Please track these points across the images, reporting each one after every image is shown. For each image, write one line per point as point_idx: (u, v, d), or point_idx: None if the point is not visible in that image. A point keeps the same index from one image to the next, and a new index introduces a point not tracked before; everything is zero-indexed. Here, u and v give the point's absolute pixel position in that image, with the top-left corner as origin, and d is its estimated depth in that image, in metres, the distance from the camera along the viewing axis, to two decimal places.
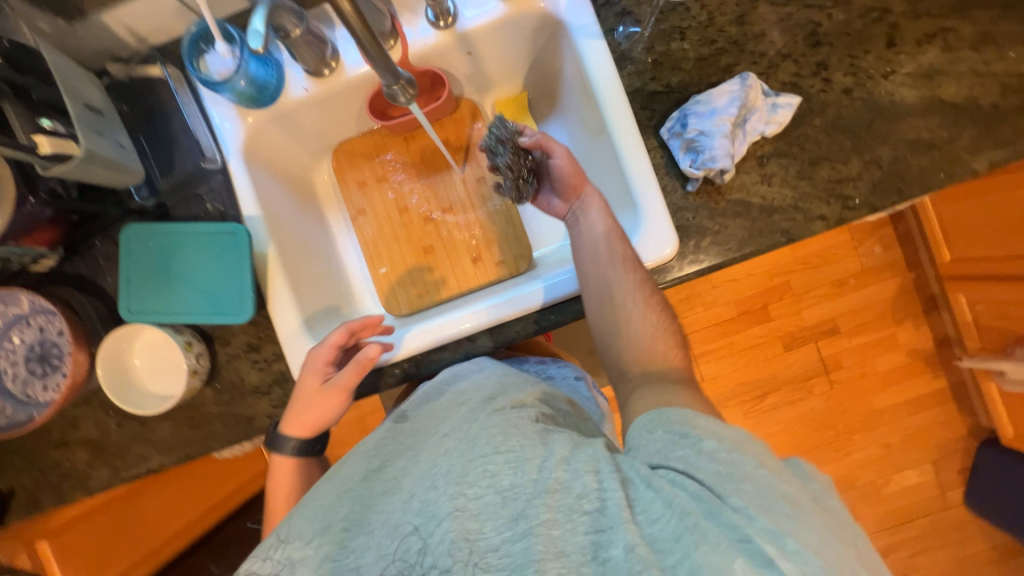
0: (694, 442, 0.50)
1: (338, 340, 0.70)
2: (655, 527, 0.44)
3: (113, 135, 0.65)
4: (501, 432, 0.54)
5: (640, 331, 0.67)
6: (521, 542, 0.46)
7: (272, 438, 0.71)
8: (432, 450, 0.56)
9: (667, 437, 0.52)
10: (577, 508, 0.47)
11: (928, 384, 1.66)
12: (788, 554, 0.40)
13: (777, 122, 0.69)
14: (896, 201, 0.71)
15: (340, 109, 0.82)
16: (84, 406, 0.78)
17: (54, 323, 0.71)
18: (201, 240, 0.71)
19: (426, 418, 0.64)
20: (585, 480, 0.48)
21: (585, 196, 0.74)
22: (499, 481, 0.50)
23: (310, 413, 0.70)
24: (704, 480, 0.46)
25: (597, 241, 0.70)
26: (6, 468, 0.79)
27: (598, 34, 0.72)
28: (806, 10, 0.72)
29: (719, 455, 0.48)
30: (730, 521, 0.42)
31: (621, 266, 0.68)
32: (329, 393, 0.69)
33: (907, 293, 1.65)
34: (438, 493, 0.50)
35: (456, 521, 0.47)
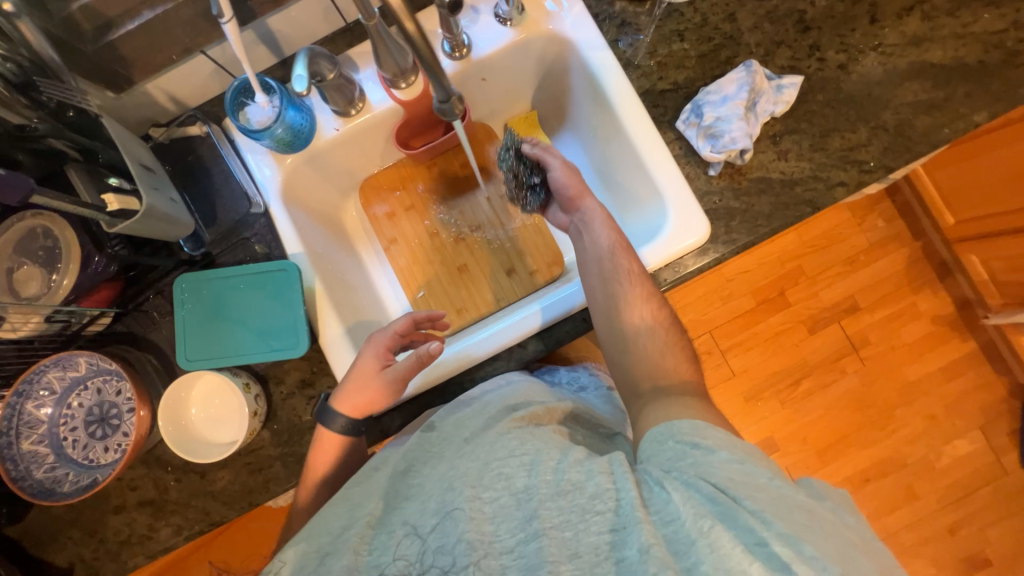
0: (708, 452, 0.49)
1: (400, 327, 0.71)
2: (670, 529, 0.45)
3: (165, 190, 0.67)
4: (518, 439, 0.54)
5: (649, 342, 0.67)
6: (534, 542, 0.47)
7: (322, 408, 0.70)
8: (450, 462, 0.56)
9: (684, 440, 0.51)
10: (590, 508, 0.47)
11: (959, 348, 1.66)
12: (806, 562, 0.41)
13: (785, 101, 0.74)
14: (908, 159, 0.75)
15: (366, 146, 0.87)
16: (142, 466, 0.77)
17: (113, 383, 0.73)
18: (252, 281, 0.73)
19: (451, 427, 0.65)
20: (599, 481, 0.48)
21: (585, 208, 0.75)
22: (513, 484, 0.50)
23: (364, 395, 0.69)
24: (719, 481, 0.46)
25: (603, 254, 0.71)
26: (64, 542, 0.77)
27: (603, 46, 0.77)
28: (790, 1, 0.78)
29: (734, 462, 0.48)
30: (744, 524, 0.43)
31: (626, 278, 0.69)
32: (387, 380, 0.68)
33: (918, 260, 1.68)
34: (454, 493, 0.50)
35: (472, 531, 0.48)
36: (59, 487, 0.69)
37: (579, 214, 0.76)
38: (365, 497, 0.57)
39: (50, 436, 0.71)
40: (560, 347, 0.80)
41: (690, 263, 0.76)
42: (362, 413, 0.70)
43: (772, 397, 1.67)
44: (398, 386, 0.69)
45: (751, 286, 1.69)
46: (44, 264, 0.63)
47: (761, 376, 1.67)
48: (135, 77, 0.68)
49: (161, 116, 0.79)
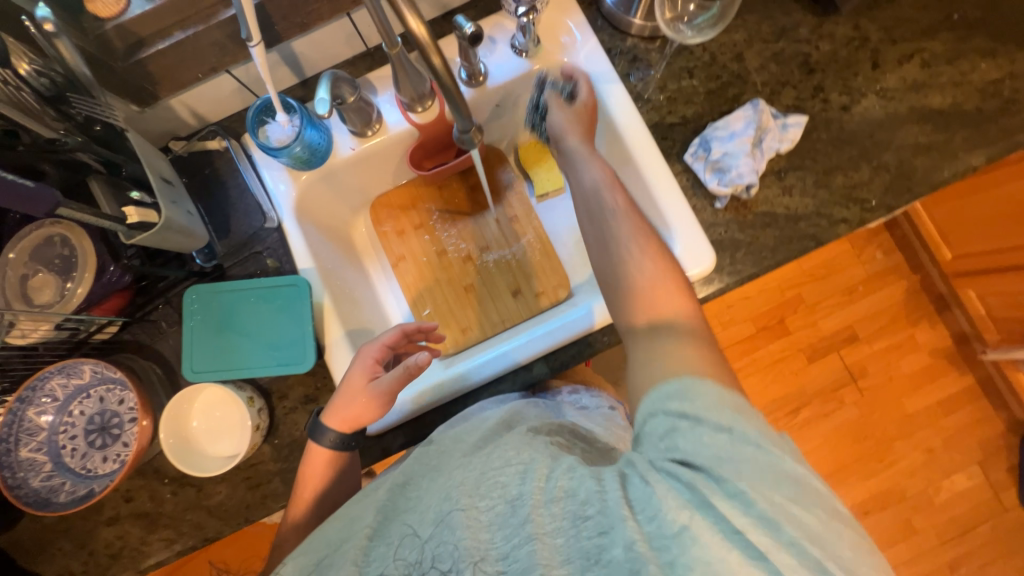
0: (698, 426, 0.46)
1: (389, 339, 0.70)
2: (654, 525, 0.43)
3: (183, 203, 0.68)
4: (514, 448, 0.53)
5: (640, 275, 0.63)
6: (528, 546, 0.46)
7: (313, 424, 0.70)
8: (451, 472, 0.55)
9: (675, 409, 0.48)
10: (581, 514, 0.46)
11: (956, 382, 1.67)
12: (785, 553, 0.40)
13: (789, 139, 0.76)
14: (909, 199, 0.77)
15: (380, 166, 0.89)
16: (138, 478, 0.76)
17: (116, 392, 0.73)
18: (262, 294, 0.74)
19: (449, 442, 0.63)
20: (589, 487, 0.47)
21: (573, 147, 0.74)
22: (508, 492, 0.49)
23: (350, 409, 0.68)
24: (704, 462, 0.44)
25: (593, 189, 0.69)
26: (53, 554, 0.76)
27: (615, 79, 0.80)
28: (795, 44, 0.81)
29: (721, 437, 0.46)
30: (723, 512, 0.42)
31: (618, 211, 0.67)
32: (372, 394, 0.67)
33: (916, 293, 1.70)
34: (451, 503, 0.50)
35: (464, 540, 0.48)
36: (55, 497, 0.68)
37: (569, 151, 0.74)
38: (361, 508, 0.57)
39: (48, 444, 0.70)
40: (565, 371, 0.81)
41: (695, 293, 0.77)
42: (352, 428, 0.69)
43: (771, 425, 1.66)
44: (388, 399, 0.68)
45: (751, 313, 1.70)
46: (59, 272, 0.63)
47: (759, 403, 1.67)
48: (160, 93, 0.70)
49: (182, 130, 0.80)
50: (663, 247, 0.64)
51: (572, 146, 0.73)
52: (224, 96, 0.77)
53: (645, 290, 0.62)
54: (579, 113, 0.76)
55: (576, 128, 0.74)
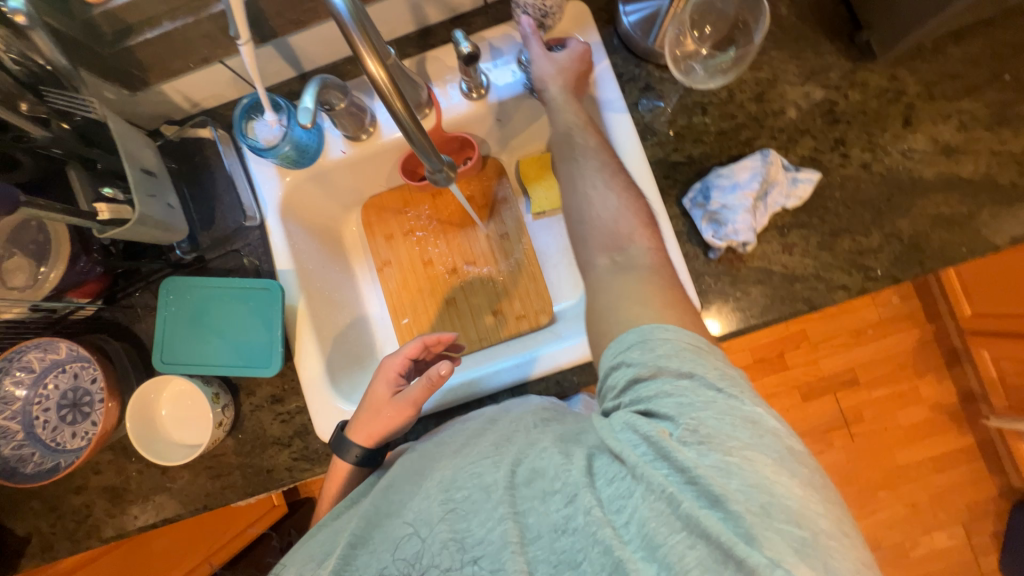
0: (661, 381, 0.50)
1: (412, 352, 0.70)
2: (612, 487, 0.47)
3: (163, 196, 0.68)
4: (493, 442, 0.56)
5: (601, 214, 0.66)
6: (500, 527, 0.48)
7: (338, 439, 0.70)
8: (432, 470, 0.57)
9: (636, 358, 0.53)
10: (550, 489, 0.49)
11: (954, 441, 1.61)
12: (733, 496, 0.42)
13: (797, 196, 0.71)
14: (918, 273, 0.72)
15: (373, 169, 0.86)
16: (108, 453, 0.79)
17: (89, 371, 0.74)
18: (238, 293, 0.74)
19: (431, 446, 0.63)
20: (555, 462, 0.50)
21: (549, 85, 0.71)
22: (485, 481, 0.52)
23: (377, 422, 0.69)
24: (667, 421, 0.48)
25: (568, 134, 0.70)
26: (25, 512, 0.80)
27: (624, 109, 0.75)
28: (823, 89, 0.75)
29: (683, 386, 0.49)
30: (678, 462, 0.45)
31: (595, 154, 0.69)
32: (399, 406, 0.68)
33: (928, 344, 1.62)
34: (430, 501, 0.53)
35: (440, 527, 0.50)
36: (23, 467, 0.71)
37: (549, 96, 0.71)
38: (344, 522, 0.59)
39: (23, 414, 0.73)
40: None
41: None
42: (377, 443, 0.70)
43: None
44: (414, 411, 0.69)
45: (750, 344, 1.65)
46: (34, 257, 0.64)
47: None
48: (151, 79, 0.69)
49: (175, 114, 0.79)
50: (626, 187, 0.67)
51: (554, 93, 0.70)
52: (218, 86, 0.75)
53: (608, 229, 0.65)
54: (563, 65, 0.71)
55: (561, 76, 0.71)
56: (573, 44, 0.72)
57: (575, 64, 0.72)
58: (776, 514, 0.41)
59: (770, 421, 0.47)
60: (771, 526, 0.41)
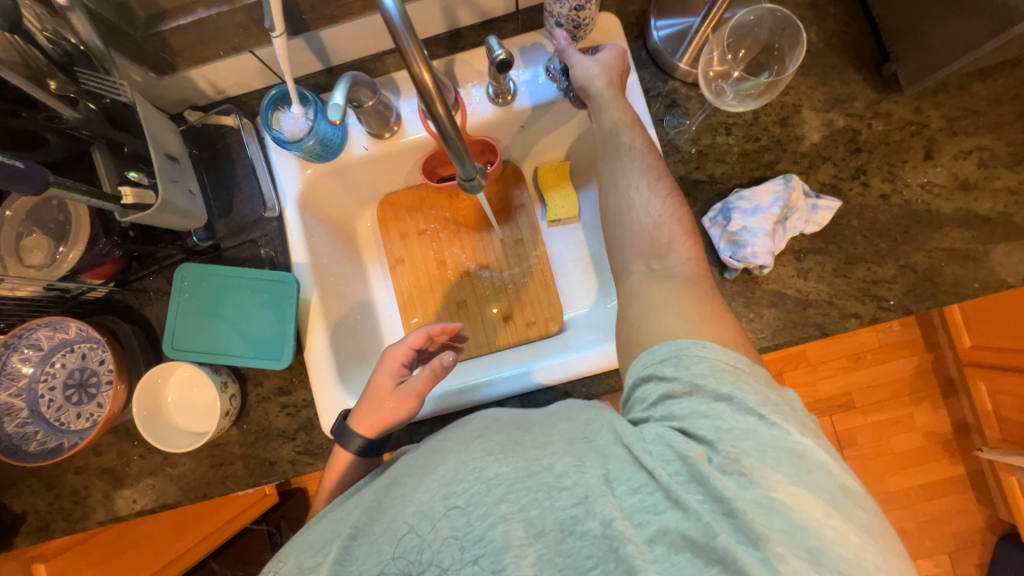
0: (697, 402, 0.50)
1: (416, 342, 0.70)
2: (634, 498, 0.47)
3: (185, 182, 0.68)
4: (496, 439, 0.54)
5: (643, 219, 0.66)
6: (501, 526, 0.47)
7: (340, 428, 0.70)
8: (435, 461, 0.54)
9: (671, 373, 0.53)
10: (557, 486, 0.48)
11: (945, 470, 1.62)
12: (774, 532, 0.42)
13: (816, 222, 0.72)
14: (930, 306, 0.72)
15: (393, 167, 0.86)
16: (110, 435, 0.78)
17: (97, 352, 0.74)
18: (253, 284, 0.74)
19: (434, 440, 0.60)
20: (567, 461, 0.50)
21: (593, 86, 0.71)
22: (486, 472, 0.50)
23: (381, 413, 0.68)
24: (704, 442, 0.48)
25: (610, 136, 0.70)
26: (23, 490, 0.79)
27: (650, 124, 0.76)
28: (847, 117, 0.75)
29: (722, 408, 0.49)
30: (717, 493, 0.45)
31: (640, 156, 0.68)
32: (402, 397, 0.68)
33: (925, 372, 1.63)
34: (431, 495, 0.50)
35: (442, 522, 0.48)
36: (25, 445, 0.70)
37: (594, 95, 0.71)
38: (346, 509, 0.57)
39: (28, 392, 0.72)
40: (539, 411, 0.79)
41: None
42: (379, 432, 0.69)
43: None
44: (416, 404, 0.68)
45: None
46: (52, 236, 0.64)
47: None
48: (179, 65, 0.68)
49: (199, 99, 0.79)
50: (670, 191, 0.67)
51: (601, 90, 0.70)
52: (245, 75, 0.75)
53: (651, 234, 0.66)
54: (610, 66, 0.71)
55: (607, 76, 0.70)
56: (610, 46, 0.72)
57: (620, 66, 0.72)
58: (823, 556, 0.42)
59: (819, 456, 0.47)
60: (817, 571, 0.41)
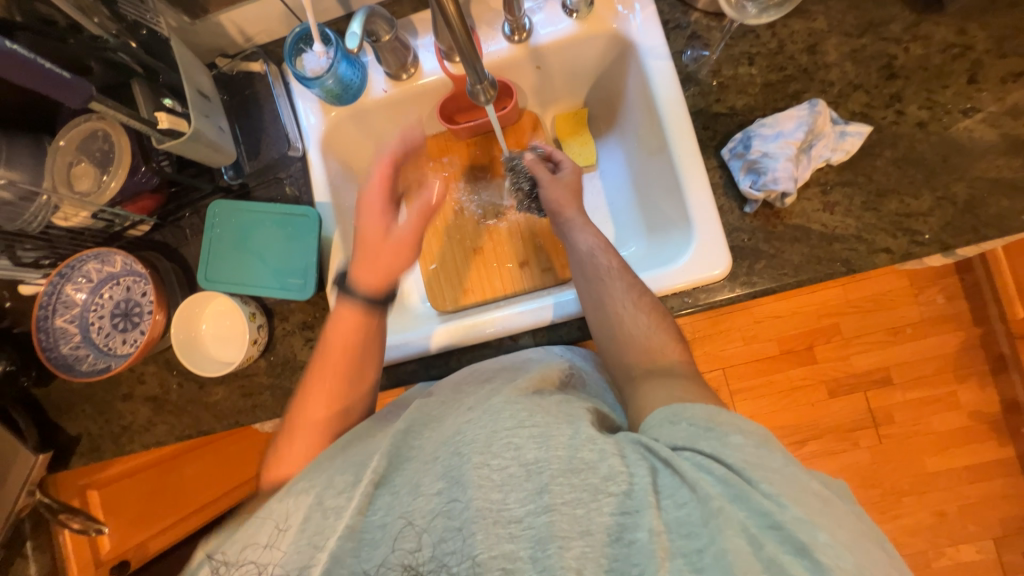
0: (719, 436, 0.47)
1: (393, 185, 0.74)
2: (681, 512, 0.44)
3: (216, 119, 0.72)
4: (527, 409, 0.51)
5: (633, 330, 0.64)
6: (543, 516, 0.45)
7: (344, 285, 0.71)
8: (453, 426, 0.53)
9: (694, 419, 0.49)
10: (602, 489, 0.46)
11: (993, 451, 1.51)
12: (820, 546, 0.40)
13: (844, 150, 0.69)
14: (970, 240, 0.68)
15: (412, 112, 0.88)
16: (153, 364, 0.84)
17: (140, 285, 0.79)
18: (278, 220, 0.78)
19: (449, 393, 0.61)
20: (612, 462, 0.47)
21: (570, 214, 0.76)
22: (523, 454, 0.48)
23: (380, 258, 0.71)
24: (729, 462, 0.45)
25: (589, 254, 0.71)
26: (76, 414, 0.86)
27: (666, 56, 0.75)
28: (882, 43, 0.72)
29: (746, 445, 0.46)
30: (758, 505, 0.42)
31: (614, 275, 0.68)
32: (397, 237, 0.71)
33: (972, 348, 1.53)
34: (462, 460, 0.49)
35: (476, 491, 0.46)
36: (78, 365, 0.77)
37: (566, 219, 0.76)
38: (362, 454, 0.54)
39: (80, 319, 0.79)
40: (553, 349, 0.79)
41: (702, 296, 0.73)
42: (394, 278, 0.71)
43: None
44: (415, 240, 0.72)
45: (780, 332, 1.60)
46: (98, 164, 0.69)
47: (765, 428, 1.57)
48: (210, 8, 0.74)
49: (230, 48, 0.82)
50: (654, 300, 0.66)
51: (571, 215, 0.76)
52: (272, 20, 0.78)
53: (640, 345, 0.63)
54: (573, 184, 0.78)
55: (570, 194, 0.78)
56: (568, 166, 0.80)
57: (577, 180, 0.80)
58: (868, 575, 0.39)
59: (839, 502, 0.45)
60: None
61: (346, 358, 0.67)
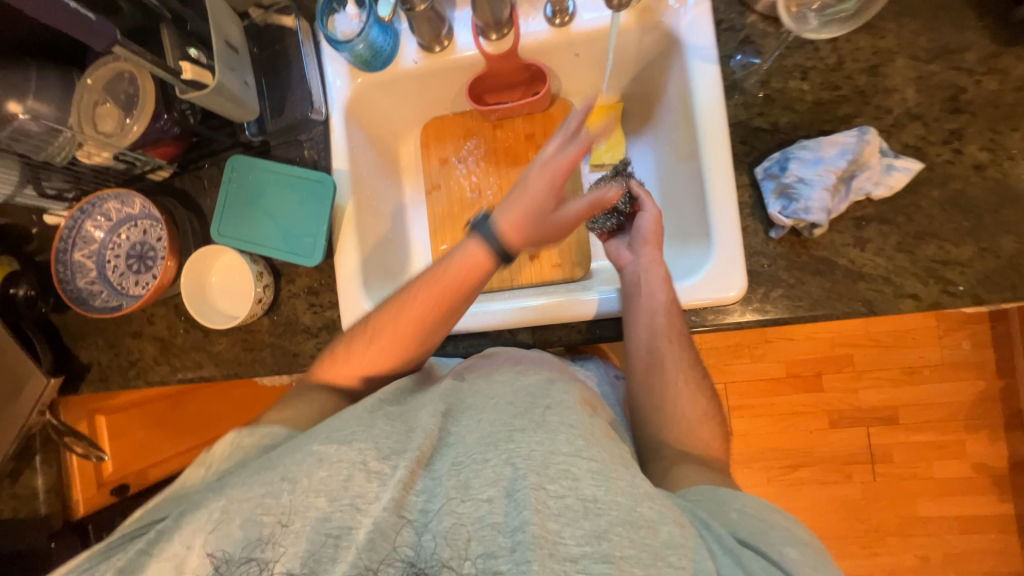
0: (777, 542, 0.49)
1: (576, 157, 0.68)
2: None
3: (242, 73, 0.71)
4: (583, 437, 0.50)
5: (686, 411, 0.67)
6: (601, 564, 0.44)
7: (484, 225, 0.67)
8: (506, 438, 0.51)
9: (747, 515, 0.52)
10: (662, 553, 0.44)
11: (989, 505, 1.47)
12: None
13: (888, 185, 0.64)
14: (1006, 298, 0.64)
15: (441, 86, 0.86)
16: (163, 307, 0.87)
17: (156, 230, 0.80)
18: (295, 183, 0.77)
19: (482, 383, 0.61)
20: (671, 528, 0.46)
21: (650, 254, 0.73)
22: (580, 488, 0.47)
23: (536, 228, 0.68)
24: (794, 575, 0.46)
25: (656, 310, 0.69)
26: (89, 344, 0.89)
27: (713, 59, 0.70)
28: (952, 72, 0.66)
29: (813, 563, 0.48)
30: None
31: (675, 340, 0.68)
32: (562, 217, 0.70)
33: (989, 399, 1.48)
34: (517, 472, 0.47)
35: (537, 515, 0.44)
36: (92, 299, 0.80)
37: (645, 260, 0.73)
38: (407, 424, 0.55)
39: (98, 255, 0.81)
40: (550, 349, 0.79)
41: (710, 317, 0.70)
42: (520, 248, 0.69)
43: (762, 470, 1.56)
44: (556, 232, 0.70)
45: (789, 355, 1.55)
46: (122, 106, 0.69)
47: (757, 446, 1.55)
48: None
49: None
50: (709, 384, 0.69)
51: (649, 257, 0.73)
52: None
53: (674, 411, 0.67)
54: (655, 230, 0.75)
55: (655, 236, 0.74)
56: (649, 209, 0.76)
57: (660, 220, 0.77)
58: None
59: None
60: None
61: (450, 293, 0.67)
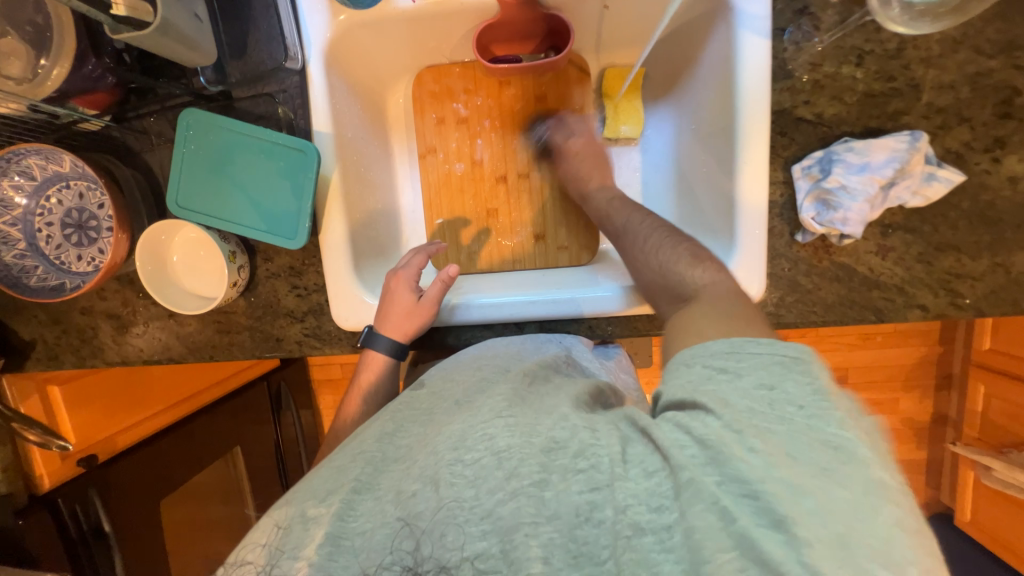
0: (732, 381, 0.38)
1: (419, 261, 0.72)
2: (650, 482, 0.35)
3: (190, 2, 0.56)
4: (507, 399, 0.44)
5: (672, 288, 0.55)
6: (507, 501, 0.37)
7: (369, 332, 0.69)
8: (439, 429, 0.45)
9: (718, 364, 0.40)
10: (572, 467, 0.37)
11: (910, 452, 1.68)
12: (803, 517, 0.30)
13: (925, 195, 0.61)
14: (1006, 312, 0.65)
15: (441, 31, 0.73)
16: (115, 282, 0.75)
17: (95, 194, 0.68)
18: (265, 148, 0.65)
19: (440, 383, 0.57)
20: (583, 437, 0.38)
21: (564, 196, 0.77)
22: (496, 443, 0.40)
23: (397, 319, 0.68)
24: (722, 416, 0.35)
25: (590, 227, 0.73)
26: (28, 318, 0.78)
27: (765, 33, 0.61)
28: (1012, 71, 0.61)
29: (755, 389, 0.37)
30: (736, 472, 0.33)
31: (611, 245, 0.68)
32: (418, 305, 0.68)
33: (926, 364, 1.60)
34: (437, 457, 0.41)
35: (444, 490, 0.38)
36: (25, 278, 0.67)
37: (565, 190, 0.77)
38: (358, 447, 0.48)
39: (24, 223, 0.68)
40: None
41: None
42: (409, 338, 0.69)
43: None
44: (435, 316, 0.69)
45: None
46: (30, 42, 0.54)
47: None
48: None
49: None
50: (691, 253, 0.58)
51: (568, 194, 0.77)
52: None
53: (681, 289, 0.53)
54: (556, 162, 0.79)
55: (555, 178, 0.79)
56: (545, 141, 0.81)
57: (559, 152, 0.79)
58: (856, 546, 0.30)
59: (866, 450, 0.33)
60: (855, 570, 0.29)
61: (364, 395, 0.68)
